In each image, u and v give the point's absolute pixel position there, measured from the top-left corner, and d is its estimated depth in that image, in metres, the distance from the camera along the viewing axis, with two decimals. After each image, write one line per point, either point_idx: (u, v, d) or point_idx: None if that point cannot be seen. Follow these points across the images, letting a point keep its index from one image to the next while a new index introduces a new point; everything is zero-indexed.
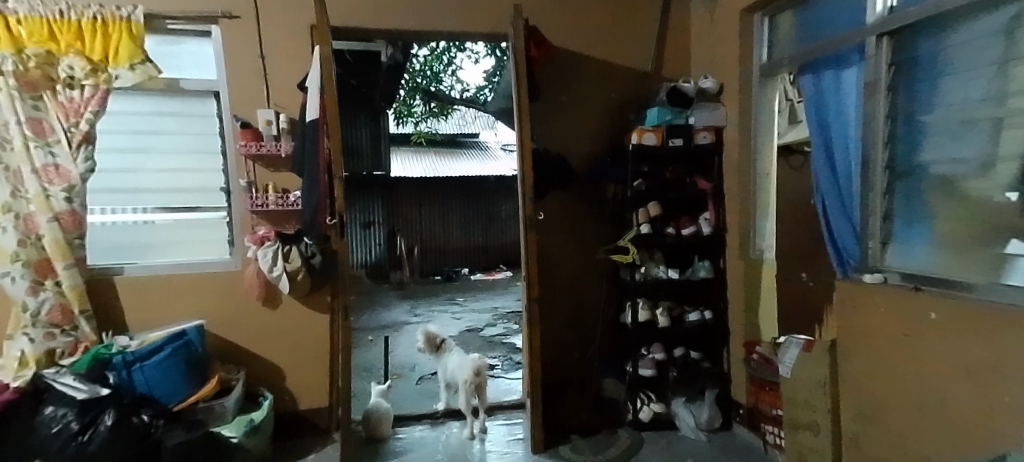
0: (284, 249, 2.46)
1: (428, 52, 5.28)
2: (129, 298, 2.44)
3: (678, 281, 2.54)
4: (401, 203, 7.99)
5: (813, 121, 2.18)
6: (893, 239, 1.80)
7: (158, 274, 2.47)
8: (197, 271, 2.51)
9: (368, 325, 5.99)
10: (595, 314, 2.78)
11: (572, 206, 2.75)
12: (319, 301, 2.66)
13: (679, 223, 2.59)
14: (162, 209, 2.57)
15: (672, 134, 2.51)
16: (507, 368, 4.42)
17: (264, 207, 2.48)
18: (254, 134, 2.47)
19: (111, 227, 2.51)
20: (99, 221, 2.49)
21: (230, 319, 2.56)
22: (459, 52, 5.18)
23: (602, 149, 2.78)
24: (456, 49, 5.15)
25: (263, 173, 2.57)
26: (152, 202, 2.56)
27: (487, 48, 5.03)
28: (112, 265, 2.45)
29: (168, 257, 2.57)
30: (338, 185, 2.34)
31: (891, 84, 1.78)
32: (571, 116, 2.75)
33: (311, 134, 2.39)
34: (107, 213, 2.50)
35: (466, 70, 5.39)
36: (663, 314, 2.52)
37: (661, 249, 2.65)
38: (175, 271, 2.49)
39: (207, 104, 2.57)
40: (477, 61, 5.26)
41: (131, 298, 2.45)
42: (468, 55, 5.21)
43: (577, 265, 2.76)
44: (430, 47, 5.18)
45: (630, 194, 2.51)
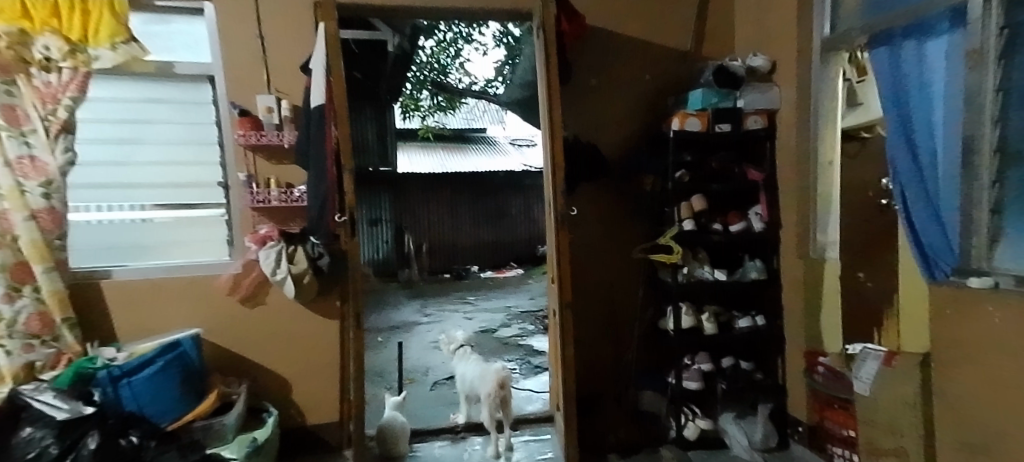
0: (288, 250, 2.22)
1: (434, 44, 4.82)
2: (118, 304, 2.20)
3: (726, 283, 2.28)
4: (409, 199, 7.77)
5: (890, 102, 1.88)
6: (1004, 236, 1.53)
7: (151, 277, 2.23)
8: (197, 275, 2.27)
9: (377, 326, 5.78)
10: (631, 319, 2.53)
11: (606, 201, 2.50)
12: (328, 306, 2.40)
13: (727, 218, 2.33)
14: (162, 205, 2.33)
15: (719, 119, 2.23)
16: (526, 373, 4.17)
17: (266, 204, 2.25)
18: (254, 123, 2.22)
19: (99, 226, 2.27)
20: (87, 219, 2.25)
21: (230, 326, 2.31)
22: (467, 44, 4.70)
23: (638, 138, 2.51)
24: (463, 40, 4.69)
25: (264, 166, 2.32)
26: (151, 198, 2.32)
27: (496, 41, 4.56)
28: (100, 269, 2.21)
29: (166, 260, 2.33)
30: (349, 178, 2.10)
31: (1002, 52, 1.51)
32: (603, 100, 2.48)
33: (316, 121, 2.13)
34: (93, 210, 2.26)
35: (475, 62, 4.94)
36: (710, 320, 2.28)
37: (705, 246, 2.40)
38: (171, 275, 2.25)
39: (202, 90, 2.32)
40: (485, 54, 4.75)
41: (120, 305, 2.20)
42: (474, 47, 4.72)
43: (611, 265, 2.51)
44: (437, 38, 4.72)
45: (672, 187, 2.25)
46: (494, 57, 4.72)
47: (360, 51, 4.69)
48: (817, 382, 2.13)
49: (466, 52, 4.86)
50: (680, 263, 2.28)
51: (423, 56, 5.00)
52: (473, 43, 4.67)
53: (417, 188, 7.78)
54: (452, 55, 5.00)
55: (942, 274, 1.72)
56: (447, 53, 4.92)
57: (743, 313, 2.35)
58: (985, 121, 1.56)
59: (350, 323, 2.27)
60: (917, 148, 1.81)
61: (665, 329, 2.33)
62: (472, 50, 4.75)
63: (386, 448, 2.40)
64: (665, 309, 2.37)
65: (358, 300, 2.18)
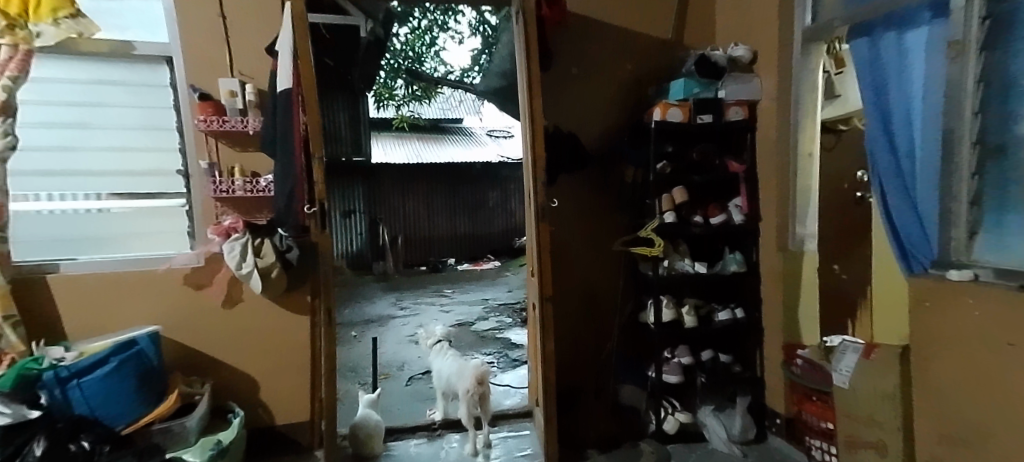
0: (254, 242, 2.12)
1: (408, 31, 4.64)
2: (68, 300, 2.06)
3: (706, 276, 2.26)
4: (383, 190, 7.69)
5: (869, 94, 1.87)
6: (982, 228, 1.56)
7: (104, 271, 2.09)
8: (156, 268, 2.15)
9: (351, 320, 5.65)
10: (611, 311, 2.49)
11: (586, 192, 2.45)
12: (297, 301, 2.30)
13: (707, 210, 2.30)
14: (118, 194, 2.19)
15: (701, 109, 2.19)
16: (504, 366, 4.14)
17: (231, 194, 2.13)
18: (217, 108, 2.11)
19: (47, 216, 2.12)
20: (34, 209, 2.09)
21: (193, 323, 2.19)
22: (442, 32, 4.58)
23: (618, 127, 2.46)
24: (439, 28, 4.55)
25: (228, 154, 2.20)
26: (108, 186, 2.19)
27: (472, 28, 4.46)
28: (48, 261, 2.06)
29: (122, 252, 2.20)
30: (319, 166, 2.00)
31: (983, 43, 1.50)
32: (583, 89, 2.42)
33: (282, 107, 2.02)
34: (40, 200, 2.10)
35: (450, 51, 4.83)
36: (690, 313, 2.25)
37: (685, 238, 2.37)
38: (127, 268, 2.12)
39: (159, 72, 2.19)
40: (461, 43, 4.62)
41: (71, 301, 2.06)
42: (451, 35, 4.62)
43: (591, 258, 2.46)
44: (411, 26, 4.56)
45: (652, 178, 2.20)
46: (471, 45, 4.63)
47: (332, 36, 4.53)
48: (795, 375, 2.11)
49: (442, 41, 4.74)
50: (660, 256, 2.25)
51: (398, 44, 4.85)
52: (450, 31, 4.58)
53: (392, 180, 7.73)
54: (427, 44, 4.86)
55: (920, 267, 1.74)
56: (423, 41, 4.76)
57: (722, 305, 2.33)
58: (966, 112, 1.55)
59: (319, 319, 2.17)
60: (896, 140, 1.81)
61: (644, 322, 2.29)
62: (449, 39, 4.63)
63: (359, 447, 2.32)
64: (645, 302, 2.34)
65: (329, 295, 2.09)
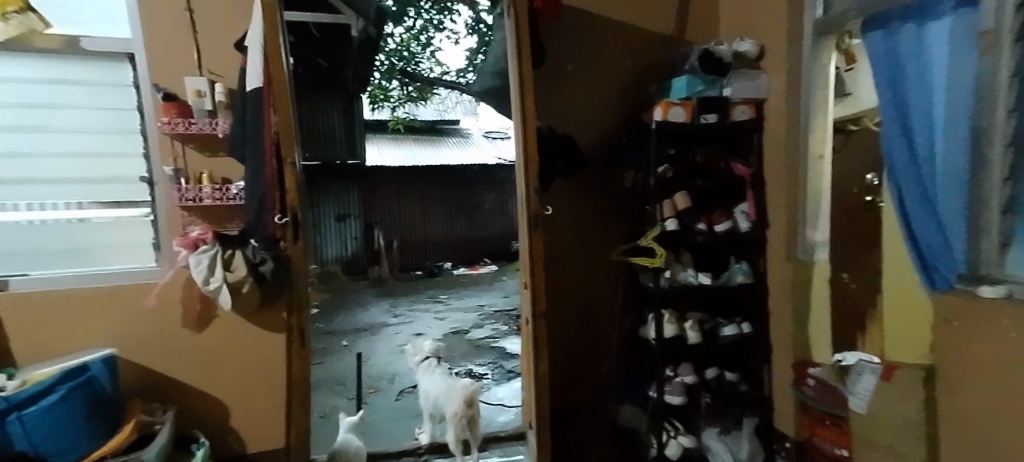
0: (223, 255, 1.96)
1: (404, 31, 4.49)
2: (33, 317, 1.92)
3: (711, 287, 2.09)
4: (377, 193, 7.69)
5: (887, 92, 1.70)
6: (1015, 238, 1.38)
7: (78, 287, 1.96)
8: (131, 284, 2.02)
9: (342, 328, 5.48)
10: (608, 324, 2.34)
11: (581, 198, 2.29)
12: (272, 317, 2.15)
13: (711, 217, 2.14)
14: (98, 203, 2.04)
15: (704, 109, 2.04)
16: (498, 379, 4.01)
17: (198, 202, 1.97)
18: (182, 109, 1.96)
19: (16, 227, 1.97)
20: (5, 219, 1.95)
21: (160, 342, 2.05)
22: (437, 32, 4.41)
23: (615, 129, 2.32)
24: (433, 28, 4.41)
25: (196, 159, 2.04)
26: (89, 194, 2.05)
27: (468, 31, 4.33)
28: (13, 275, 1.94)
29: (94, 266, 2.06)
30: (288, 173, 1.82)
31: (1018, 31, 1.36)
32: (579, 88, 2.27)
33: (253, 107, 1.87)
34: (7, 210, 1.96)
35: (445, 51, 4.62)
36: (694, 328, 2.09)
37: (687, 247, 2.22)
38: (110, 280, 2.00)
39: (120, 70, 2.03)
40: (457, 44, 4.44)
41: (36, 318, 1.93)
42: (447, 35, 4.45)
43: (587, 269, 2.31)
44: (407, 25, 4.41)
45: (652, 183, 2.04)
46: (467, 46, 4.46)
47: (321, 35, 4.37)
48: (805, 395, 1.95)
49: (437, 41, 4.53)
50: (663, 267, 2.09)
51: (392, 43, 4.66)
52: (444, 31, 4.40)
53: (387, 181, 7.74)
54: (422, 43, 4.64)
55: (945, 283, 1.54)
56: (417, 41, 4.59)
57: (727, 319, 2.16)
58: (999, 109, 1.41)
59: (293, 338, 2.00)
60: (916, 142, 1.63)
61: (645, 338, 2.14)
62: (444, 39, 4.45)
63: None
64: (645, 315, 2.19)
65: (302, 315, 1.95)
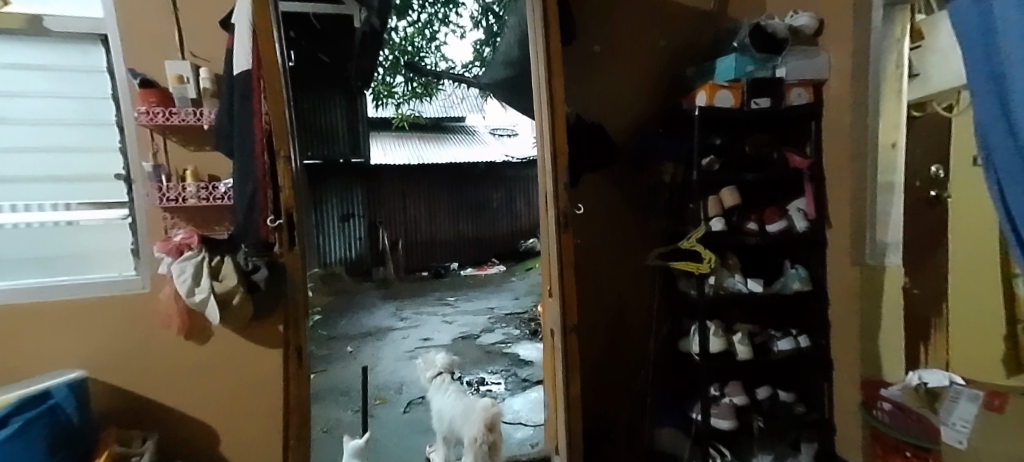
0: (211, 262, 1.75)
1: (407, 24, 4.32)
2: (5, 333, 1.70)
3: (763, 295, 1.85)
4: (383, 192, 7.61)
5: (980, 74, 1.36)
6: None
7: (59, 299, 1.73)
8: (119, 295, 1.79)
9: (347, 333, 5.25)
10: (642, 334, 2.11)
11: (612, 195, 2.05)
12: (268, 331, 1.92)
13: (762, 215, 1.89)
14: (88, 204, 1.83)
15: (756, 92, 1.79)
16: (512, 389, 3.78)
17: (182, 203, 1.74)
18: (163, 97, 1.72)
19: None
20: None
21: (140, 362, 1.82)
22: (443, 26, 4.24)
23: (649, 118, 2.07)
24: (439, 23, 4.24)
25: (180, 154, 1.80)
26: (81, 195, 1.84)
27: (474, 22, 4.07)
28: None
29: (79, 274, 1.83)
30: (283, 168, 1.57)
31: None
32: (608, 72, 2.02)
33: (239, 91, 1.62)
34: None
35: (453, 46, 4.40)
36: (744, 342, 1.85)
37: (733, 249, 1.97)
38: (90, 293, 1.76)
39: (92, 53, 1.79)
40: (461, 38, 4.25)
41: (8, 334, 1.71)
42: (452, 29, 4.27)
43: (618, 274, 2.08)
44: (410, 18, 4.30)
45: (695, 178, 1.80)
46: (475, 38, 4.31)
47: (323, 27, 4.18)
48: (877, 419, 1.71)
49: (443, 35, 4.33)
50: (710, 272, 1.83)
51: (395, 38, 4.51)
52: (450, 25, 4.22)
53: (392, 180, 7.62)
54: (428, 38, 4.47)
55: None
56: (422, 36, 4.42)
57: (779, 331, 1.92)
58: None
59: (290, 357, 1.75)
60: (1019, 127, 1.30)
61: (687, 352, 1.90)
62: (449, 33, 4.27)
63: None
64: (686, 327, 1.95)
65: (299, 331, 1.66)
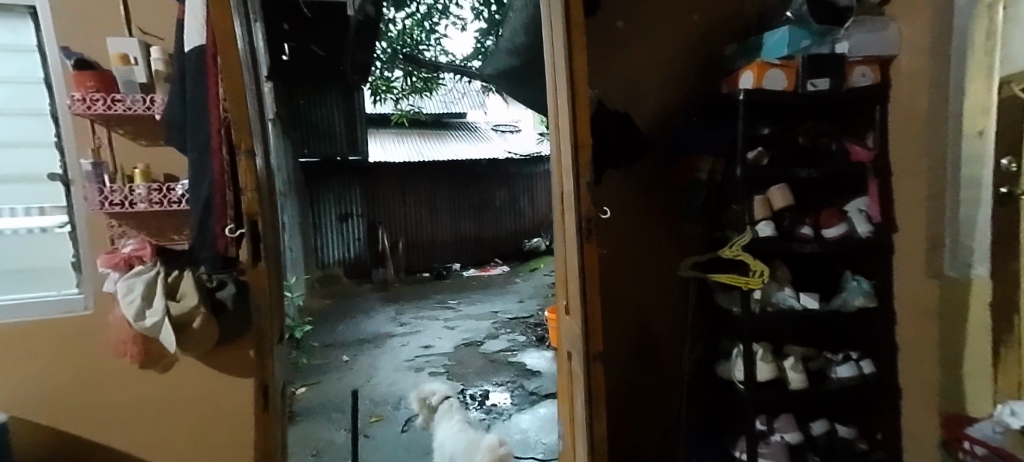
0: (166, 278, 1.47)
1: (406, 16, 4.37)
2: None
3: (820, 313, 1.54)
4: (382, 191, 7.15)
5: None
6: None
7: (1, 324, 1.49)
8: (67, 316, 1.52)
9: (344, 339, 4.99)
10: (671, 358, 1.83)
11: (637, 196, 1.77)
12: (236, 358, 1.64)
13: (818, 218, 1.58)
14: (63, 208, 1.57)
15: (813, 72, 1.50)
16: (519, 403, 3.52)
17: (130, 208, 1.47)
18: (104, 80, 1.43)
19: None
20: None
21: (86, 395, 1.56)
22: (443, 18, 4.28)
23: (680, 105, 1.78)
24: (439, 13, 4.23)
25: (128, 150, 1.52)
26: (52, 197, 1.57)
27: (473, 13, 4.06)
28: None
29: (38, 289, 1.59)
30: (242, 165, 1.27)
31: None
32: (631, 52, 1.75)
33: (193, 72, 1.34)
34: None
35: (452, 39, 4.43)
36: (797, 368, 1.54)
37: (783, 256, 1.66)
38: (38, 315, 1.51)
39: (20, 29, 1.50)
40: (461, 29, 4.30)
41: None
42: (451, 22, 4.32)
43: (645, 287, 1.79)
44: (409, 11, 4.28)
45: (738, 174, 1.51)
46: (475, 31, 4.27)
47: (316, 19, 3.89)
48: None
49: (442, 27, 4.37)
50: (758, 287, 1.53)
51: (393, 32, 4.48)
52: (450, 16, 4.26)
53: (391, 180, 7.17)
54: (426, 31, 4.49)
55: None
56: (422, 29, 4.43)
57: (838, 354, 1.59)
58: None
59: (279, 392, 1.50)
60: None
61: (728, 381, 1.62)
62: (450, 25, 4.31)
63: None
64: (728, 350, 1.66)
65: (264, 362, 1.33)
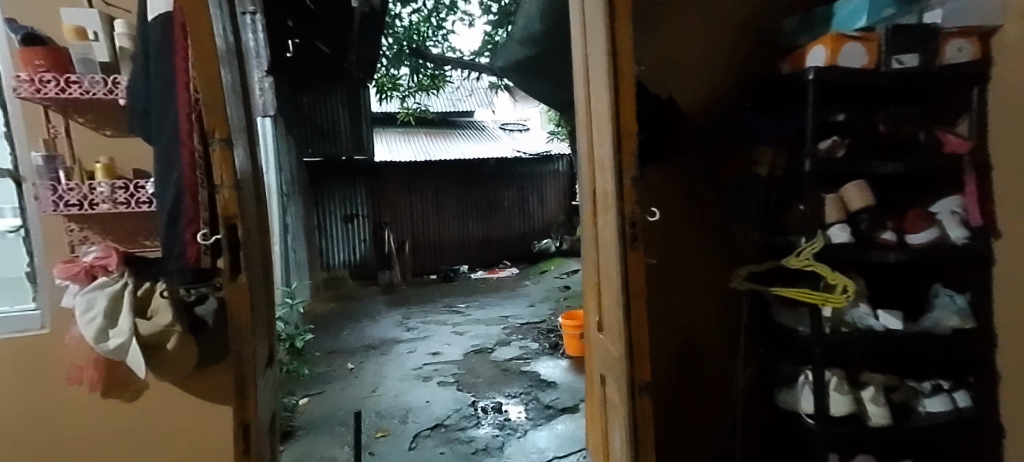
0: (137, 292, 1.24)
1: (413, 12, 4.25)
2: None
3: (906, 333, 1.27)
4: (388, 191, 6.94)
5: None
6: None
7: None
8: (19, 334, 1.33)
9: (349, 345, 4.76)
10: (717, 377, 1.60)
11: (675, 195, 1.56)
12: (217, 383, 1.43)
13: (902, 221, 1.31)
14: (18, 207, 1.35)
15: (899, 46, 1.23)
16: (535, 418, 3.27)
17: (90, 209, 1.26)
18: (56, 59, 1.22)
19: None
20: None
21: (50, 422, 1.37)
22: (450, 14, 4.21)
23: (731, 89, 1.53)
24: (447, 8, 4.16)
25: (87, 142, 1.30)
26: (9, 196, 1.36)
27: (481, 8, 3.95)
28: None
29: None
30: (218, 154, 0.98)
31: None
32: (671, 28, 1.51)
33: (159, 47, 1.12)
34: None
35: (461, 36, 4.33)
36: (880, 399, 1.28)
37: (856, 266, 1.40)
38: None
39: None
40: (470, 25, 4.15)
41: None
42: (459, 18, 4.22)
43: (686, 297, 1.57)
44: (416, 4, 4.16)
45: (807, 168, 1.26)
46: (482, 28, 4.18)
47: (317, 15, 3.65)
48: None
49: (450, 24, 4.28)
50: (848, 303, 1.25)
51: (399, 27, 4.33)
52: (458, 12, 4.16)
53: (397, 179, 6.95)
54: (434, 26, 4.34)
55: None
56: (430, 24, 4.31)
57: (925, 383, 1.33)
58: None
59: (264, 424, 1.27)
60: None
61: (792, 412, 1.37)
62: (458, 21, 4.21)
63: None
64: (792, 375, 1.41)
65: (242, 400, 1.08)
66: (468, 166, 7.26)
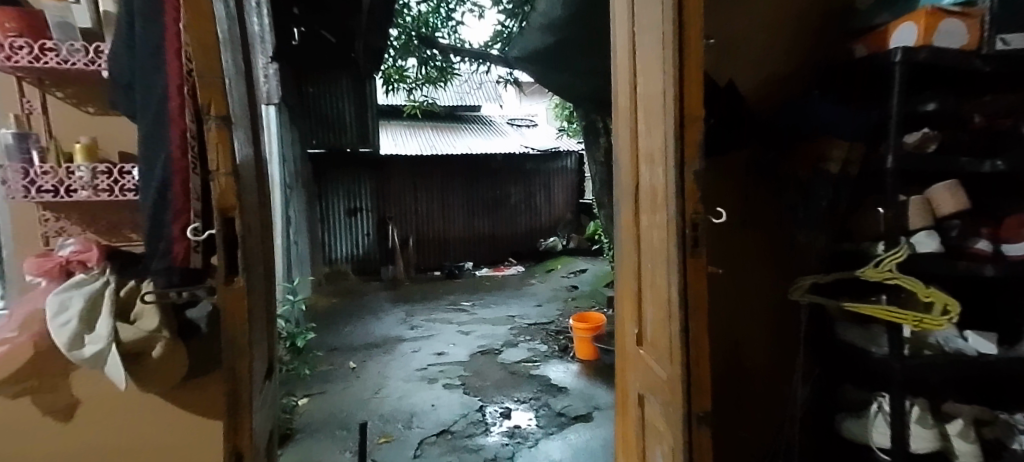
0: (120, 290, 1.08)
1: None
2: None
3: (1003, 359, 1.10)
4: (392, 184, 6.77)
5: None
6: None
7: None
8: None
9: (351, 344, 4.60)
10: (763, 391, 1.48)
11: (727, 192, 1.42)
12: (206, 395, 1.27)
13: (999, 229, 1.14)
14: None
15: (1007, 24, 1.05)
16: (546, 426, 3.11)
17: (67, 196, 1.10)
18: (30, 21, 1.06)
19: None
20: None
21: (15, 436, 1.21)
22: (461, 5, 4.15)
23: (790, 74, 1.39)
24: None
25: (65, 119, 1.14)
26: None
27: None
28: None
29: None
30: (211, 132, 0.81)
31: None
32: (726, 6, 1.35)
33: (145, 6, 0.95)
34: None
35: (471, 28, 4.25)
36: (970, 434, 1.12)
37: (939, 279, 1.23)
38: None
39: None
40: (479, 17, 4.04)
41: None
42: (469, 9, 4.13)
43: (733, 304, 1.44)
44: None
45: (890, 165, 1.09)
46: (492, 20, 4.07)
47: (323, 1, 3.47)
48: None
49: (461, 15, 4.20)
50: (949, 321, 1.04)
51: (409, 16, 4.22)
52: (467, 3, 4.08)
53: (402, 173, 6.80)
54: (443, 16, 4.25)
55: None
56: (438, 16, 4.23)
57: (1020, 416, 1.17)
58: None
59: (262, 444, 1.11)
60: None
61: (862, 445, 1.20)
62: (467, 12, 4.15)
63: None
64: (862, 400, 1.24)
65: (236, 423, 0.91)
66: (476, 161, 7.12)
